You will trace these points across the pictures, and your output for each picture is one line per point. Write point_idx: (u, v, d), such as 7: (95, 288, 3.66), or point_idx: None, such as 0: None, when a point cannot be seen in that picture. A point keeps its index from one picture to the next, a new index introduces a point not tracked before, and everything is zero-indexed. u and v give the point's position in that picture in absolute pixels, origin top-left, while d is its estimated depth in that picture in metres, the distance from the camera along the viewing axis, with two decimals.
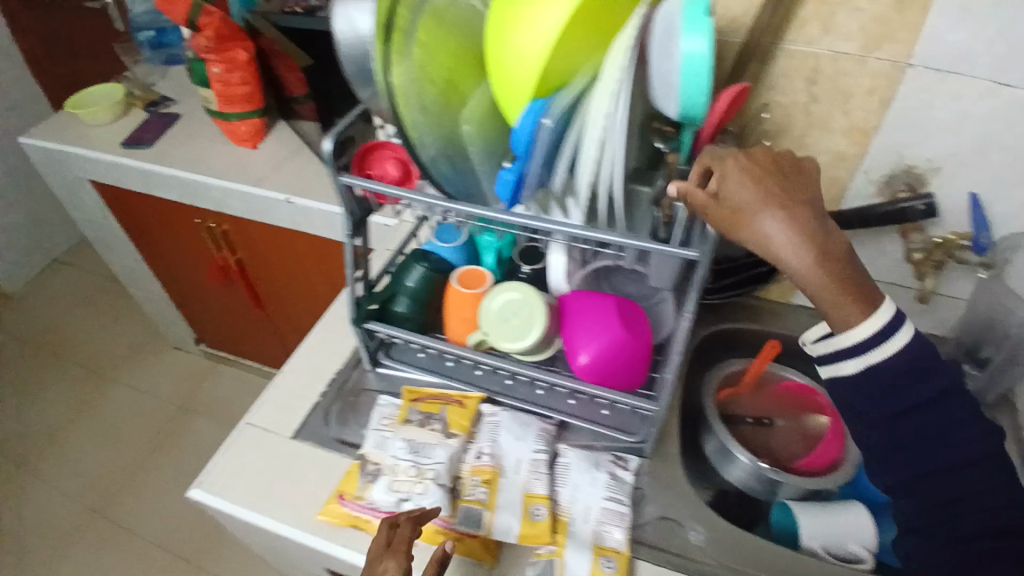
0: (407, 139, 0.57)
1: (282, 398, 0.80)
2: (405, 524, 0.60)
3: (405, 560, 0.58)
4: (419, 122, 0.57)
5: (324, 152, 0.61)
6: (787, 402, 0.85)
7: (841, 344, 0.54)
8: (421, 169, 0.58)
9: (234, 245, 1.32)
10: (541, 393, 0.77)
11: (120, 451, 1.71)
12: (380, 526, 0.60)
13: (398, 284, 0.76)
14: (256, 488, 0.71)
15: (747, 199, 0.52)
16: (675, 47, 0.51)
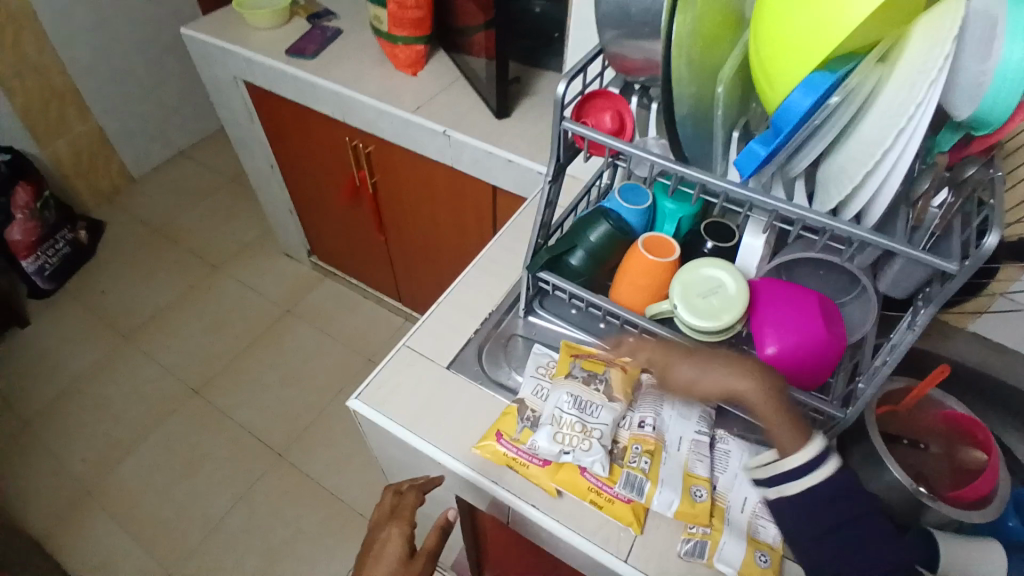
0: (669, 85, 0.54)
1: (439, 329, 0.82)
2: (406, 494, 0.74)
3: (405, 525, 0.72)
4: (684, 73, 0.54)
5: (558, 94, 0.58)
6: (943, 429, 0.77)
7: (781, 465, 0.60)
8: (670, 123, 0.56)
9: (373, 168, 1.34)
10: None
11: (224, 340, 1.82)
12: (386, 493, 0.76)
13: (579, 237, 0.74)
14: (414, 412, 0.74)
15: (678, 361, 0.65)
16: (994, 51, 0.46)
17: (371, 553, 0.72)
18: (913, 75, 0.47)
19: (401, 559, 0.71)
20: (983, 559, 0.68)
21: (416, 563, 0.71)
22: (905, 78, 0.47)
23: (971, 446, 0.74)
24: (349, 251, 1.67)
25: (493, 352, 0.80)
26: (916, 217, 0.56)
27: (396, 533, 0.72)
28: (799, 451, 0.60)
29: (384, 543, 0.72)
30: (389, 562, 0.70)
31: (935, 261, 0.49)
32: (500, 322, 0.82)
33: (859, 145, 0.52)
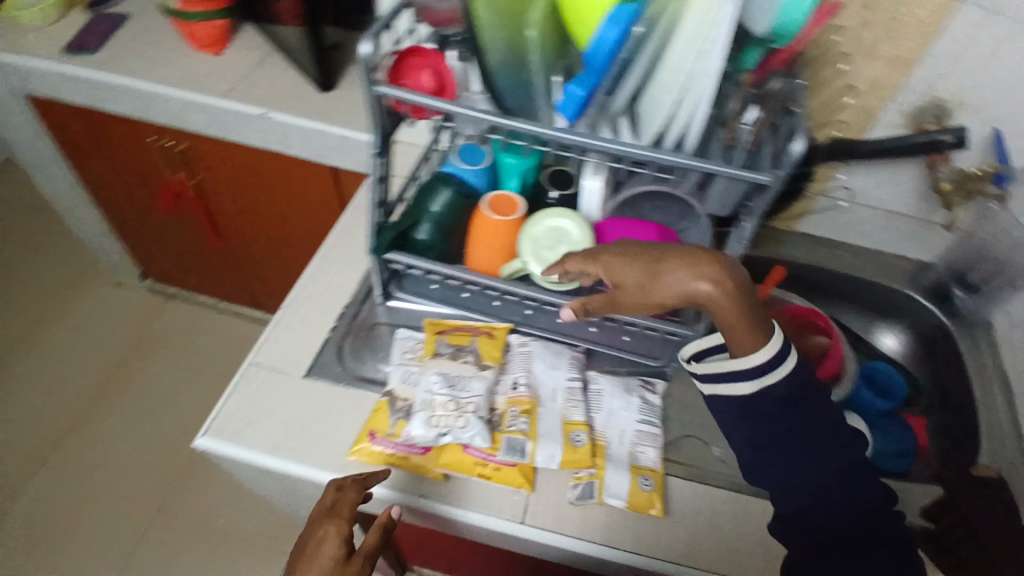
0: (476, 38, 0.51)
1: (290, 336, 0.76)
2: (351, 490, 0.61)
3: (345, 526, 0.59)
4: (491, 23, 0.52)
5: (364, 55, 0.55)
6: (789, 323, 0.83)
7: (741, 366, 0.58)
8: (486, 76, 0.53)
9: (194, 168, 1.19)
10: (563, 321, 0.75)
11: (64, 393, 1.57)
12: (328, 487, 0.61)
13: (421, 210, 0.70)
14: (273, 435, 0.68)
15: (634, 277, 0.58)
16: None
17: (303, 555, 0.60)
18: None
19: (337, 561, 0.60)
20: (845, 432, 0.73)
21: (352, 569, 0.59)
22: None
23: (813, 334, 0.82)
24: (191, 265, 1.50)
25: (355, 348, 0.75)
26: (729, 135, 0.56)
27: (334, 531, 0.59)
28: (758, 351, 0.57)
29: (318, 541, 0.60)
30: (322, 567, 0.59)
31: (749, 175, 0.52)
32: (357, 314, 0.77)
33: (668, 74, 0.52)
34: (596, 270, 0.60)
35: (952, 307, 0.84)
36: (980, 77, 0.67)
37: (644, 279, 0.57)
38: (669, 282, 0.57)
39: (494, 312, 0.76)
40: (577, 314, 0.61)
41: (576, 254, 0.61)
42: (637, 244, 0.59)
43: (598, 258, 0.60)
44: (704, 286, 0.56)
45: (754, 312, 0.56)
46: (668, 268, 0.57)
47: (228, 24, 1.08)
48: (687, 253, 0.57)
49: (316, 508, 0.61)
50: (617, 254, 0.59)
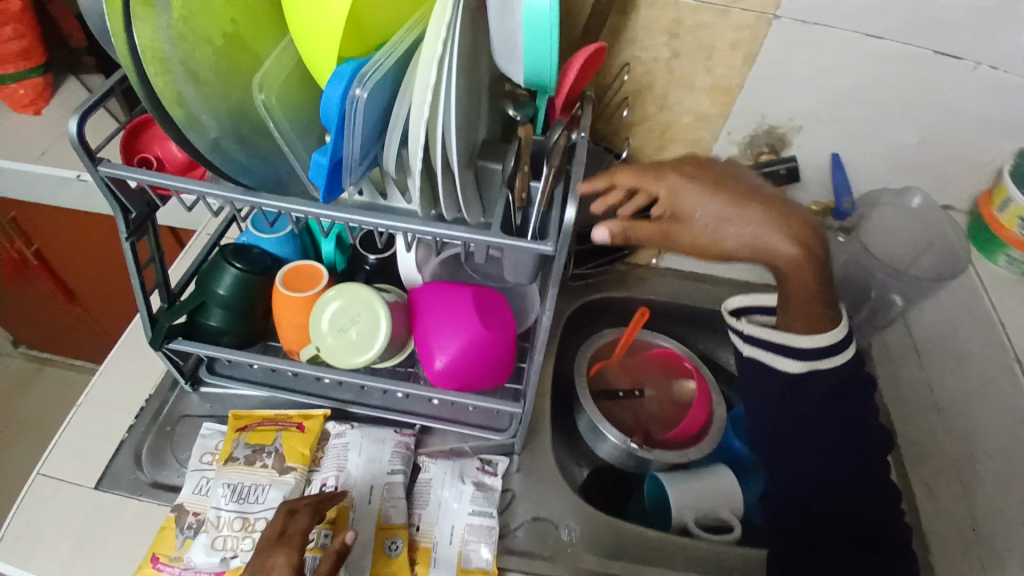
0: (177, 121, 0.42)
1: (81, 440, 0.66)
2: (303, 512, 0.52)
3: (296, 553, 0.49)
4: (192, 96, 0.42)
5: (70, 135, 0.46)
6: (657, 368, 0.80)
7: (791, 344, 0.60)
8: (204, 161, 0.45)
9: (25, 234, 1.07)
10: (399, 397, 0.67)
11: None
12: (275, 514, 0.53)
13: (207, 293, 0.61)
14: (59, 557, 0.59)
15: (702, 207, 0.52)
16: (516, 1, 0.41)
17: None
18: (431, 48, 0.40)
19: None
20: (715, 491, 0.67)
21: None
22: (424, 56, 0.40)
23: (682, 378, 0.78)
24: (47, 333, 1.36)
25: (160, 447, 0.66)
26: (520, 198, 0.51)
27: (283, 561, 0.49)
28: (822, 336, 0.59)
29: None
30: None
31: (532, 247, 0.47)
32: (165, 404, 0.69)
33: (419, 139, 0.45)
34: (655, 189, 0.52)
35: None
36: (801, 99, 0.64)
37: (718, 222, 0.52)
38: (746, 229, 0.53)
39: (319, 390, 0.67)
40: (615, 236, 0.49)
41: (638, 170, 0.52)
42: (719, 178, 0.54)
43: (668, 178, 0.52)
44: (784, 242, 0.54)
45: (825, 296, 0.58)
46: (745, 209, 0.53)
47: (50, 79, 0.92)
48: (767, 196, 0.54)
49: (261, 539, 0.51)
50: (697, 181, 0.53)
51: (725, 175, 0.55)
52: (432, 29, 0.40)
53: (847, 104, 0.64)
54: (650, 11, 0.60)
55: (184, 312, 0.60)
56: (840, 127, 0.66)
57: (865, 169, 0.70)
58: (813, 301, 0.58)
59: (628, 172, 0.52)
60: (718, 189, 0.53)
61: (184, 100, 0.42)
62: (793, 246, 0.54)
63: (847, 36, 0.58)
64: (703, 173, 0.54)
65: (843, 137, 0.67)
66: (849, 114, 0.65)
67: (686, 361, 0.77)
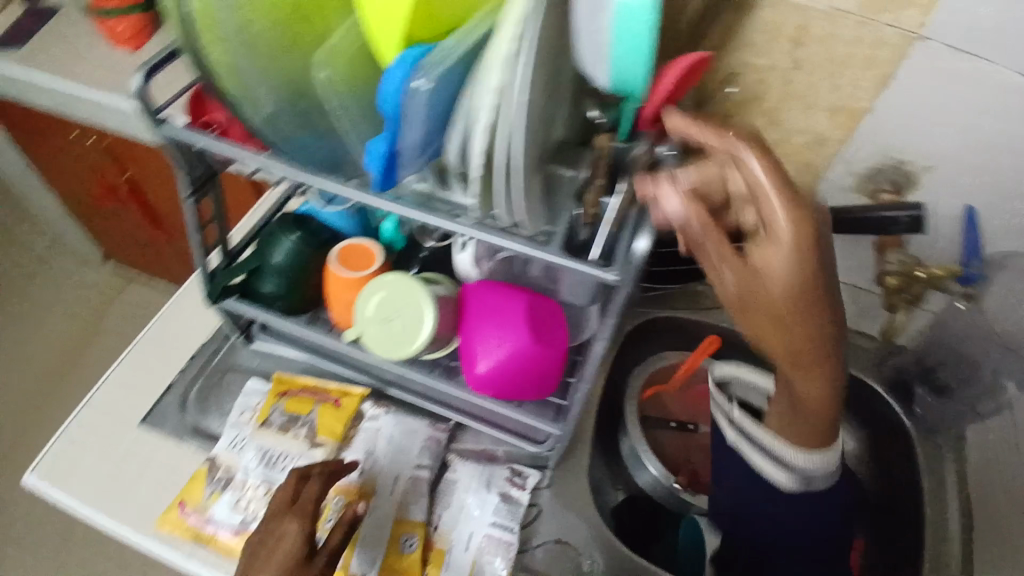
0: (225, 91, 0.43)
1: (136, 373, 0.69)
2: (316, 480, 0.54)
3: (308, 518, 0.52)
4: (243, 65, 0.42)
5: (131, 89, 0.46)
6: None
7: (780, 451, 0.55)
8: (251, 130, 0.45)
9: (120, 162, 1.13)
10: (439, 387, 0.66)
11: (19, 368, 1.54)
12: (287, 479, 0.54)
13: (263, 258, 0.61)
14: (100, 483, 0.63)
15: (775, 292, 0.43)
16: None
17: (257, 551, 0.51)
18: (500, 48, 0.37)
19: (299, 563, 0.50)
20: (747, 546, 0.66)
21: (315, 568, 0.50)
22: (492, 55, 0.38)
23: None
24: (138, 252, 1.46)
25: (205, 396, 0.68)
26: (589, 214, 0.46)
27: (294, 528, 0.51)
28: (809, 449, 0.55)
29: (275, 543, 0.51)
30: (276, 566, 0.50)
31: (596, 270, 0.42)
32: (216, 353, 0.70)
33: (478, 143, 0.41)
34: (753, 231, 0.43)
35: (912, 407, 0.70)
36: (938, 136, 0.57)
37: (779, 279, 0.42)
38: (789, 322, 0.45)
39: (361, 367, 0.67)
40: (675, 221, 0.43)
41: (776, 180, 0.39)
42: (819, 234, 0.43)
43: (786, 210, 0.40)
44: (805, 376, 0.49)
45: (827, 415, 0.52)
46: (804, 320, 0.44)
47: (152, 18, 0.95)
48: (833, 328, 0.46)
49: (272, 504, 0.53)
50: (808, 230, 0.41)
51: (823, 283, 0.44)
52: (503, 27, 0.37)
53: (992, 147, 0.56)
54: (773, 12, 0.52)
55: (246, 271, 0.61)
56: (979, 174, 0.58)
57: (1003, 221, 0.62)
58: (808, 371, 0.48)
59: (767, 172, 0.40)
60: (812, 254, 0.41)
61: (230, 65, 0.42)
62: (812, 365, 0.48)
63: (1006, 74, 0.50)
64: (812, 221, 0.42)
65: (981, 184, 0.59)
66: (992, 160, 0.57)
67: None
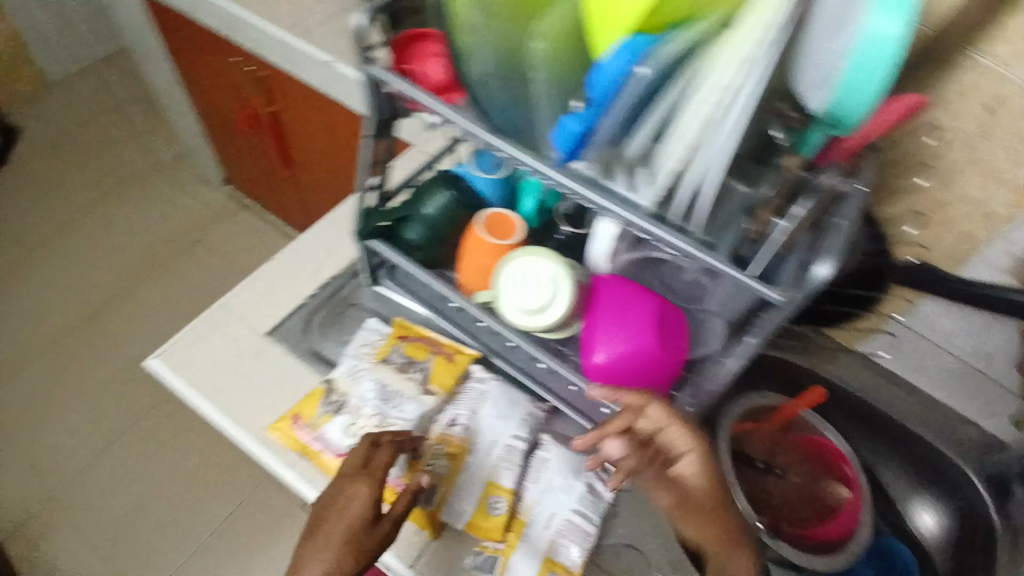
0: (456, 45, 0.47)
1: (268, 288, 0.74)
2: (386, 447, 0.56)
3: (375, 485, 0.55)
4: (478, 23, 0.46)
5: (353, 27, 0.49)
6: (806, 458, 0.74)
7: None
8: (465, 84, 0.49)
9: (269, 94, 1.21)
10: (542, 368, 0.67)
11: (131, 263, 1.70)
12: (360, 443, 0.57)
13: (414, 207, 0.65)
14: (220, 380, 0.67)
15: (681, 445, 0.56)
16: (851, 25, 0.38)
17: (331, 504, 0.55)
18: (732, 52, 0.38)
19: (366, 520, 0.54)
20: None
21: (378, 531, 0.54)
22: (722, 58, 0.39)
23: (830, 479, 0.73)
24: (258, 182, 1.56)
25: (327, 323, 0.72)
26: (755, 230, 0.46)
27: (363, 490, 0.54)
28: None
29: (343, 504, 0.55)
30: (347, 521, 0.54)
31: (758, 287, 0.44)
32: (342, 287, 0.74)
33: (676, 140, 0.42)
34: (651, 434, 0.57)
35: (1006, 506, 0.68)
36: None
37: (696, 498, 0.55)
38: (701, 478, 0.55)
39: (474, 332, 0.70)
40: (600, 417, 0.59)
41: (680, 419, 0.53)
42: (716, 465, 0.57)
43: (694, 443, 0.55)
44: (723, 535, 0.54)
45: None
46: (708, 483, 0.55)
47: None
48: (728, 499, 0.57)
49: (347, 462, 0.57)
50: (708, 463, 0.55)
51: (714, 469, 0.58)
52: (741, 33, 0.38)
53: None
54: (973, 76, 0.54)
55: (393, 218, 0.65)
56: None
57: None
58: None
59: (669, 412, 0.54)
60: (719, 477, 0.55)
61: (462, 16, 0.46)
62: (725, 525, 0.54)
63: None
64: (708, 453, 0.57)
65: None
66: None
67: (847, 467, 0.72)
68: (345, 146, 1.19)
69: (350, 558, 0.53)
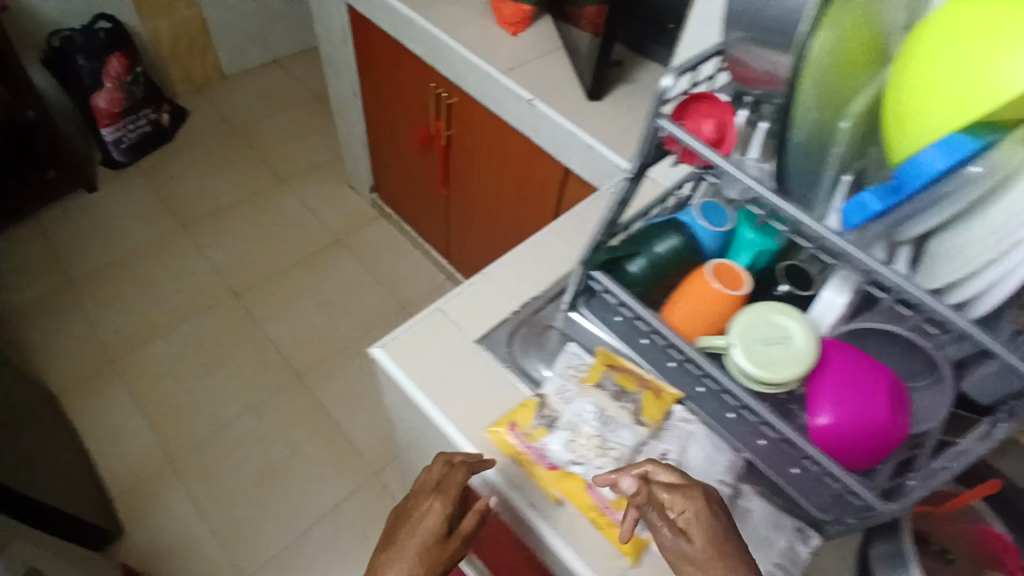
0: (791, 111, 0.52)
1: (477, 299, 0.80)
2: (460, 468, 0.64)
3: (448, 504, 0.63)
4: (810, 98, 0.51)
5: (660, 87, 0.55)
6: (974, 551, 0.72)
7: None
8: (782, 151, 0.54)
9: (451, 119, 1.37)
10: (731, 418, 0.70)
11: (277, 251, 1.87)
12: (438, 461, 0.66)
13: (644, 246, 0.71)
14: (434, 376, 0.73)
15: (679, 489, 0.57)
16: None
17: (409, 519, 0.64)
18: None
19: (440, 534, 0.63)
20: None
21: (450, 546, 0.63)
22: None
23: None
24: (413, 194, 1.77)
25: (525, 342, 0.78)
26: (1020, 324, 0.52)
27: (437, 506, 0.63)
28: None
29: (420, 518, 0.64)
30: (424, 535, 0.63)
31: None
32: (540, 310, 0.81)
33: (986, 228, 0.50)
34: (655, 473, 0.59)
35: None
36: None
37: (689, 546, 0.53)
38: (700, 521, 0.54)
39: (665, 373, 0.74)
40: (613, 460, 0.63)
41: (658, 483, 0.56)
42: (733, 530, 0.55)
43: (684, 498, 0.55)
44: None
45: None
46: (714, 530, 0.54)
47: (533, 14, 1.24)
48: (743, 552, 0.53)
49: (427, 478, 0.66)
50: (706, 518, 0.54)
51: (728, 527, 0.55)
52: None
53: None
54: None
55: (614, 252, 0.70)
56: None
57: None
58: None
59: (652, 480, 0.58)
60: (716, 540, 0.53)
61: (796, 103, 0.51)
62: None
63: None
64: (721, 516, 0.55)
65: None
66: None
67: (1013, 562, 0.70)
68: (512, 173, 1.32)
69: (426, 569, 0.62)
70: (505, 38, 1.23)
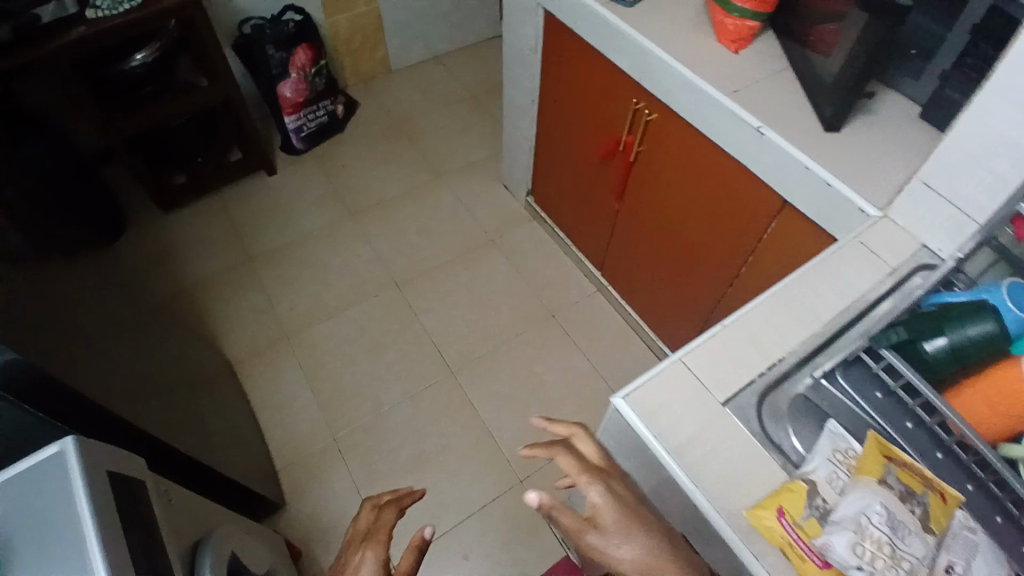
0: None
1: (721, 353, 0.77)
2: (387, 512, 0.73)
3: (381, 548, 0.69)
4: None
5: None
6: None
7: None
8: None
9: (645, 135, 1.36)
10: (999, 522, 0.66)
11: (434, 245, 1.95)
12: (364, 510, 0.75)
13: (951, 328, 0.68)
14: (682, 434, 0.71)
15: (581, 468, 0.66)
16: None
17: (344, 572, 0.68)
18: None
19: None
20: None
21: None
22: None
23: None
24: (574, 204, 1.77)
25: (780, 413, 0.73)
26: None
27: (372, 553, 0.68)
28: None
29: (356, 569, 0.68)
30: None
31: None
32: (789, 374, 0.76)
33: None
34: (557, 454, 0.68)
35: None
36: None
37: (601, 528, 0.63)
38: (606, 496, 0.64)
39: (932, 463, 0.69)
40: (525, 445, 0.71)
41: (575, 462, 0.65)
42: (638, 507, 0.65)
43: (594, 481, 0.65)
44: (626, 545, 0.62)
45: None
46: (620, 499, 0.64)
47: (755, 30, 1.18)
48: (640, 505, 0.65)
49: (354, 529, 0.73)
50: (611, 497, 0.64)
51: (629, 492, 0.67)
52: None
53: None
54: None
55: (913, 330, 0.70)
56: None
57: None
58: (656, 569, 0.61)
59: (569, 457, 0.67)
60: (621, 505, 0.64)
61: None
62: (636, 533, 0.62)
63: None
64: (627, 495, 0.65)
65: None
66: None
67: None
68: (707, 198, 1.28)
69: None
70: (718, 58, 1.18)
